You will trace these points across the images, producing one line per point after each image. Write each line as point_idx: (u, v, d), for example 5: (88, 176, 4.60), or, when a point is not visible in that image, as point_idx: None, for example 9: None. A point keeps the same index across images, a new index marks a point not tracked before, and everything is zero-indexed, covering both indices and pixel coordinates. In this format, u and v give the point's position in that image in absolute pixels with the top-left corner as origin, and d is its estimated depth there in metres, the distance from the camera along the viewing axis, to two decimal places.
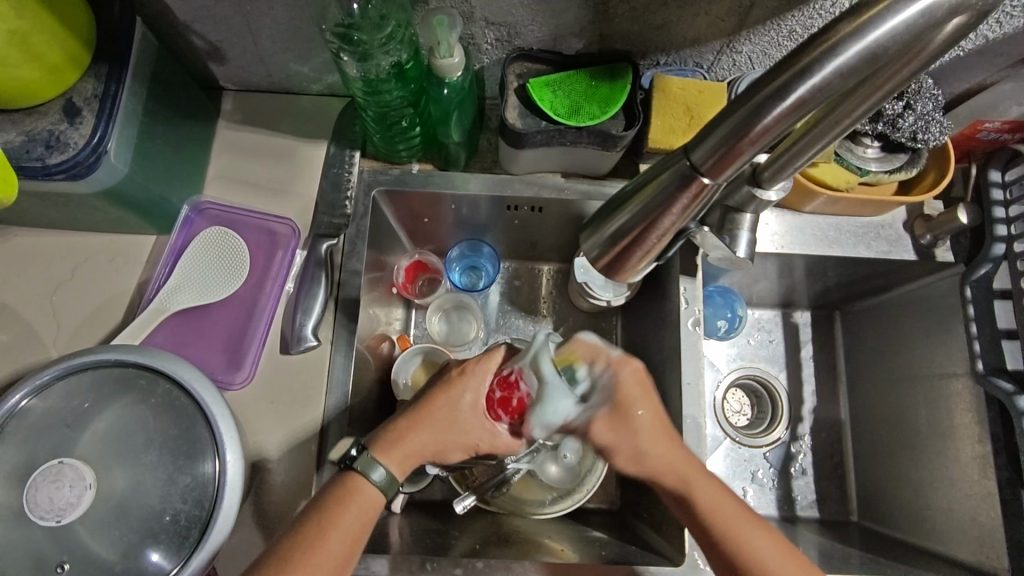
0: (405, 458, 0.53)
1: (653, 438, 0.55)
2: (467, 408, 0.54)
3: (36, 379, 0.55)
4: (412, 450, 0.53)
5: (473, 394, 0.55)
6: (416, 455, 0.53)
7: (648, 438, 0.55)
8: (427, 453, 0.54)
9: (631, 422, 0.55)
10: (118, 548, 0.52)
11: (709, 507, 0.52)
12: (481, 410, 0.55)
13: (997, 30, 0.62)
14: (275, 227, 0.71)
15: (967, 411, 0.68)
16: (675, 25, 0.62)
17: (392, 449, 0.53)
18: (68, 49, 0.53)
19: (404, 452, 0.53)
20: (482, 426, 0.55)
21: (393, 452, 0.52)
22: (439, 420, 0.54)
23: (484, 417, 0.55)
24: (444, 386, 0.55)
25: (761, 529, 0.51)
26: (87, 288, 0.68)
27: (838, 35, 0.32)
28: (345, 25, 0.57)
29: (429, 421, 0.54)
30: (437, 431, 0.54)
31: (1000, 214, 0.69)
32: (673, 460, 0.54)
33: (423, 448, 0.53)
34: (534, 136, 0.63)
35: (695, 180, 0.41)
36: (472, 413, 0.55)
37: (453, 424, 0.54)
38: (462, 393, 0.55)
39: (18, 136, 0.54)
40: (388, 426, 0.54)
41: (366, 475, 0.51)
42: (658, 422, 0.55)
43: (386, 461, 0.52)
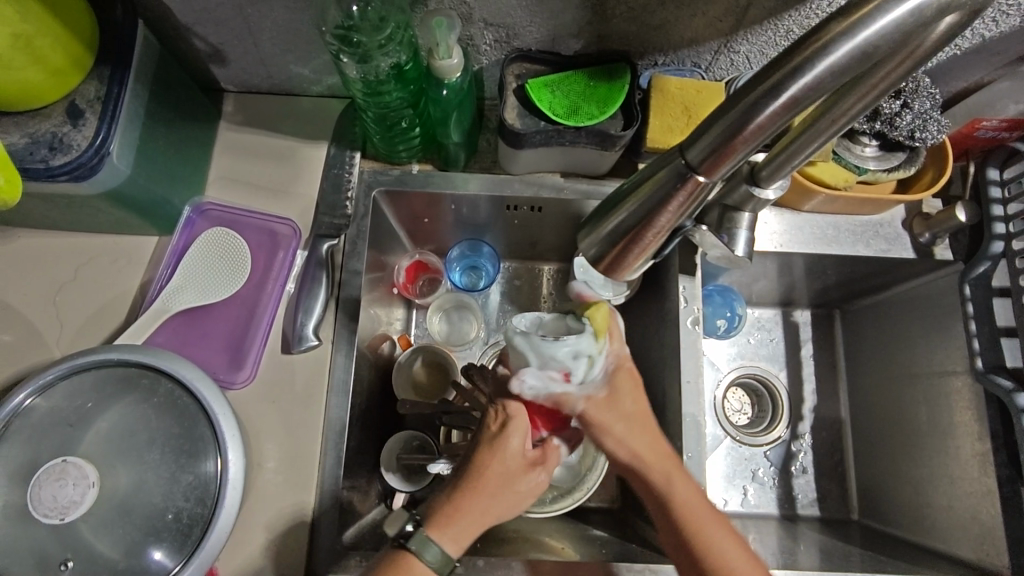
0: (469, 532, 0.48)
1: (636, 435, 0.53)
2: (516, 461, 0.51)
3: (40, 378, 0.56)
4: (472, 526, 0.49)
5: (517, 439, 0.51)
6: (477, 525, 0.49)
7: (633, 432, 0.53)
8: (490, 522, 0.49)
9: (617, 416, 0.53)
10: (121, 546, 0.53)
11: (693, 520, 0.50)
12: (530, 462, 0.51)
13: (993, 29, 0.62)
14: (276, 227, 0.71)
15: (966, 409, 0.68)
16: (672, 25, 0.62)
17: (454, 527, 0.48)
18: (71, 52, 0.53)
19: (467, 529, 0.48)
20: (534, 476, 0.51)
21: (455, 530, 0.48)
22: (494, 484, 0.49)
23: (534, 468, 0.51)
24: (490, 445, 0.51)
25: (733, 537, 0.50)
26: (90, 289, 0.69)
27: (830, 34, 0.32)
28: (345, 27, 0.57)
29: (486, 489, 0.49)
30: (496, 496, 0.49)
31: (999, 212, 0.69)
32: (665, 462, 0.52)
33: (487, 519, 0.49)
34: (533, 136, 0.63)
35: (691, 178, 0.41)
36: (523, 464, 0.51)
37: (510, 483, 0.50)
38: (509, 444, 0.51)
39: (23, 139, 0.55)
40: (441, 498, 0.50)
41: (429, 558, 0.47)
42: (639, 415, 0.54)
43: (444, 538, 0.48)
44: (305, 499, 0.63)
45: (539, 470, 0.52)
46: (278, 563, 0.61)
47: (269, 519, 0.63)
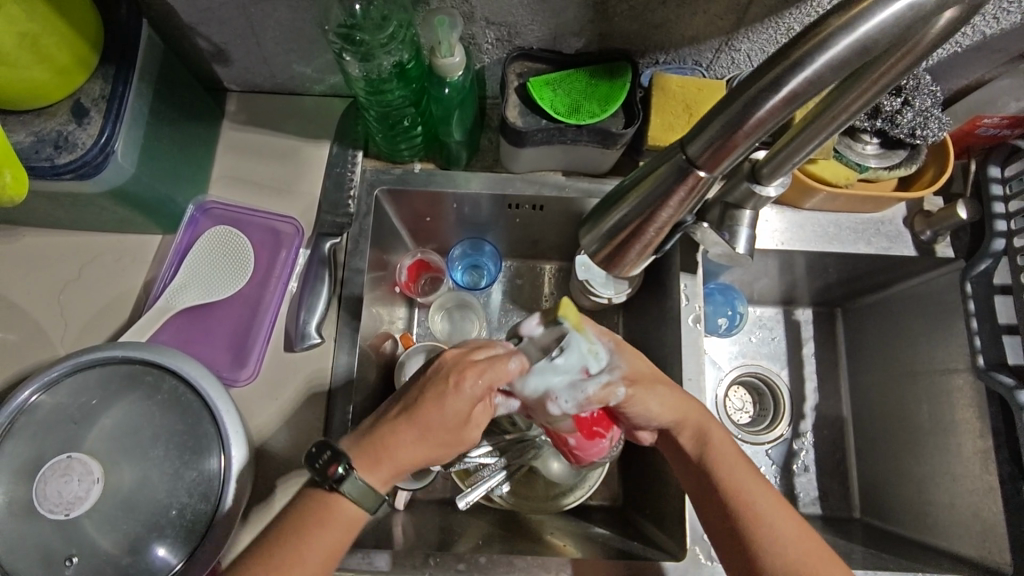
0: (393, 475, 0.49)
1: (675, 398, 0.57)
2: (457, 419, 0.49)
3: (46, 375, 0.56)
4: (402, 467, 0.49)
5: (464, 400, 0.49)
6: (405, 468, 0.49)
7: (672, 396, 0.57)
8: (412, 466, 0.49)
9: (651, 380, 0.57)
10: (124, 543, 0.53)
11: (723, 466, 0.53)
12: (471, 420, 0.50)
13: (994, 26, 0.62)
14: (279, 226, 0.72)
15: (968, 407, 0.68)
16: (673, 24, 0.63)
17: (380, 468, 0.48)
18: (76, 51, 0.53)
19: (391, 471, 0.49)
20: (469, 433, 0.50)
21: (381, 472, 0.48)
22: (431, 435, 0.49)
23: (472, 426, 0.50)
24: (438, 394, 0.49)
25: (762, 483, 0.52)
26: (94, 287, 0.69)
27: (829, 29, 0.33)
28: (348, 26, 0.58)
29: (419, 439, 0.49)
30: (429, 446, 0.49)
31: (1000, 209, 0.70)
32: (698, 417, 0.56)
33: (413, 464, 0.49)
34: (534, 135, 0.64)
35: (692, 173, 0.41)
36: (464, 425, 0.50)
37: (445, 443, 0.49)
38: (456, 401, 0.49)
39: (28, 137, 0.55)
40: (376, 434, 0.49)
41: (354, 497, 0.47)
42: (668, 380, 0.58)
43: (372, 476, 0.48)
44: None
45: (475, 430, 0.51)
46: None
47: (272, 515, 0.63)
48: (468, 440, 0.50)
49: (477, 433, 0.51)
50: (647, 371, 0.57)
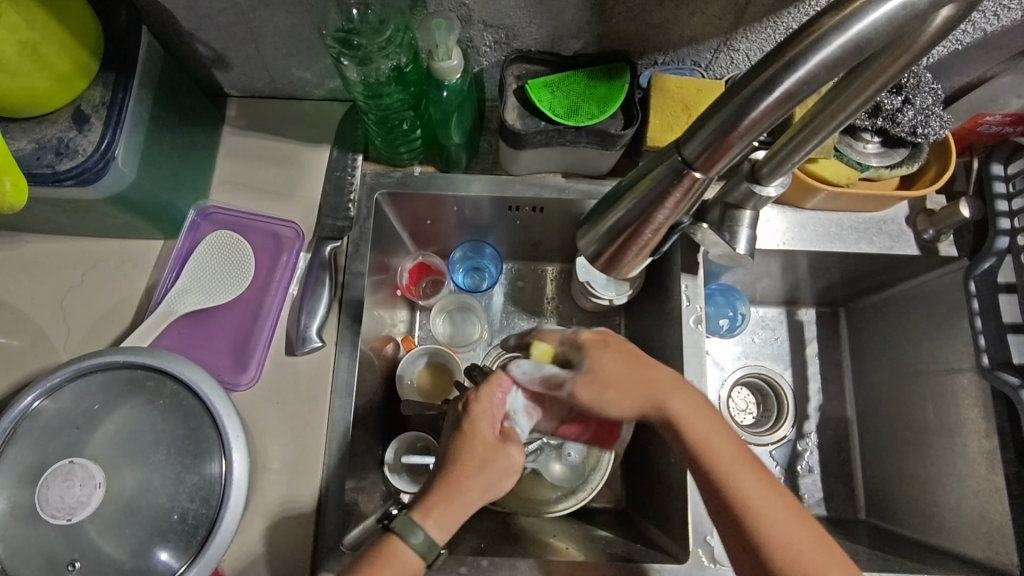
0: (455, 518, 0.49)
1: (645, 386, 0.56)
2: (489, 445, 0.51)
3: (48, 381, 0.56)
4: (455, 505, 0.49)
5: (479, 424, 0.52)
6: (459, 504, 0.49)
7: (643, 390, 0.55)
8: (466, 500, 0.49)
9: (611, 368, 0.56)
10: (127, 547, 0.53)
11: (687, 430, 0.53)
12: (503, 443, 0.52)
13: (994, 23, 0.62)
14: (280, 230, 0.72)
15: (973, 407, 0.68)
16: (671, 25, 0.62)
17: (440, 515, 0.48)
18: (76, 59, 0.54)
19: (450, 514, 0.49)
20: (506, 456, 0.51)
21: (439, 516, 0.48)
22: (469, 464, 0.50)
23: (505, 447, 0.52)
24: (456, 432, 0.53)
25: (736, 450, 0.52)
26: (97, 293, 0.69)
27: (823, 29, 0.32)
28: (345, 30, 0.58)
29: (463, 470, 0.50)
30: (475, 473, 0.50)
31: (1004, 207, 0.69)
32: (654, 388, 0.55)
33: (472, 504, 0.49)
34: (533, 137, 0.63)
35: (688, 174, 0.41)
36: (500, 445, 0.52)
37: (491, 464, 0.50)
38: (478, 431, 0.52)
39: (29, 144, 0.56)
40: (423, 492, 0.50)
41: (415, 543, 0.47)
42: (640, 365, 0.56)
43: (428, 519, 0.48)
44: (309, 501, 0.64)
45: (514, 450, 0.52)
46: (283, 561, 0.62)
47: (272, 518, 0.63)
48: (511, 461, 0.51)
49: (517, 454, 0.52)
50: (614, 346, 0.58)
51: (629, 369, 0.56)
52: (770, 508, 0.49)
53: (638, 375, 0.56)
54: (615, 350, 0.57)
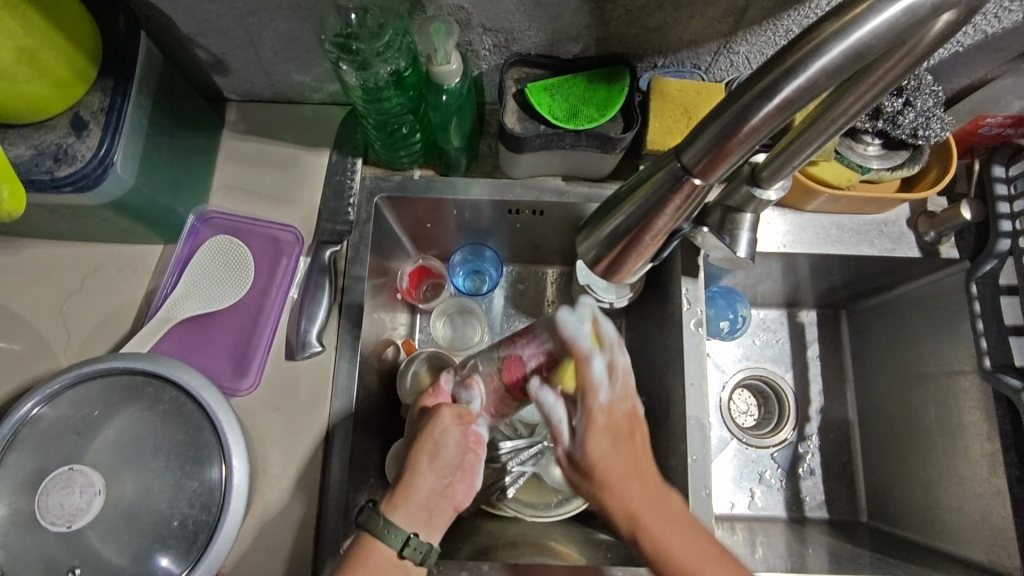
0: (410, 496, 0.51)
1: (630, 500, 0.50)
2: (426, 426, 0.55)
3: (47, 387, 0.56)
4: (407, 492, 0.51)
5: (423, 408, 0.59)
6: (410, 487, 0.52)
7: (632, 507, 0.50)
8: (414, 477, 0.52)
9: (603, 472, 0.51)
10: (127, 553, 0.53)
11: (666, 554, 0.48)
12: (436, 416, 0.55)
13: (995, 25, 0.61)
14: (280, 234, 0.72)
15: (975, 409, 0.68)
16: (671, 28, 0.62)
17: (394, 502, 0.51)
18: (75, 65, 0.54)
19: (402, 494, 0.51)
20: (438, 423, 0.54)
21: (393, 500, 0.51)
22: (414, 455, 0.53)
23: (438, 418, 0.54)
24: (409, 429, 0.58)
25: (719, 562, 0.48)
26: (96, 298, 0.69)
27: (823, 35, 0.32)
28: (344, 35, 0.58)
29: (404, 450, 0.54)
30: (420, 457, 0.53)
31: (1005, 209, 0.69)
32: (638, 505, 0.50)
33: (416, 477, 0.52)
34: (533, 140, 0.63)
35: (688, 181, 0.41)
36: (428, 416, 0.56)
37: (422, 436, 0.54)
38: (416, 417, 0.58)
39: (28, 150, 0.55)
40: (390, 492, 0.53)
41: (381, 535, 0.49)
42: (636, 474, 0.51)
43: (387, 510, 0.51)
44: (309, 505, 0.64)
45: (446, 412, 0.55)
46: (283, 566, 0.62)
47: (273, 523, 0.63)
48: (440, 421, 0.54)
49: (449, 411, 0.55)
50: (612, 446, 0.52)
51: (624, 478, 0.51)
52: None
53: (627, 491, 0.50)
54: (607, 436, 0.52)
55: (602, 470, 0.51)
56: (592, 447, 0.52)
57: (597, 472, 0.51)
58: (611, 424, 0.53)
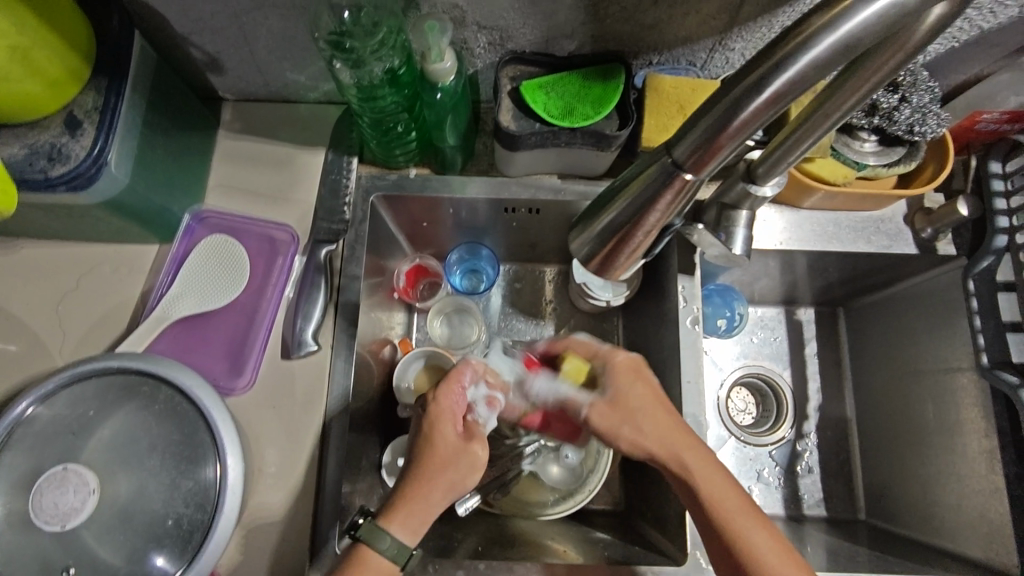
0: (422, 520, 0.51)
1: (669, 434, 0.55)
2: (457, 446, 0.53)
3: (42, 387, 0.56)
4: (422, 508, 0.51)
5: (448, 425, 0.54)
6: (428, 510, 0.51)
7: (664, 437, 0.55)
8: (436, 504, 0.51)
9: (640, 414, 0.57)
10: (123, 553, 0.53)
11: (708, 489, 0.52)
12: (467, 446, 0.53)
13: (990, 20, 0.61)
14: (275, 233, 0.72)
15: (973, 406, 0.67)
16: (666, 24, 0.62)
17: (405, 519, 0.50)
18: (68, 64, 0.54)
19: (417, 515, 0.50)
20: (472, 457, 0.53)
21: (403, 518, 0.50)
22: (440, 477, 0.52)
23: (471, 450, 0.53)
24: (423, 437, 0.54)
25: (750, 510, 0.52)
26: (91, 298, 0.69)
27: (812, 28, 0.32)
28: (338, 33, 0.58)
29: (429, 469, 0.52)
30: (445, 485, 0.52)
31: (1002, 205, 0.69)
32: (678, 441, 0.55)
33: (432, 506, 0.51)
34: (528, 138, 0.63)
35: (679, 176, 0.41)
36: (461, 444, 0.53)
37: (453, 465, 0.52)
38: (444, 432, 0.54)
39: (22, 149, 0.55)
40: (393, 495, 0.52)
41: (383, 549, 0.49)
42: (665, 411, 0.57)
43: (397, 527, 0.50)
44: (305, 504, 0.64)
45: (479, 445, 0.54)
46: (279, 565, 0.62)
47: (269, 523, 0.63)
48: (475, 459, 0.53)
49: (482, 449, 0.54)
50: (636, 380, 0.59)
51: (663, 415, 0.57)
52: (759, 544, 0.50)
53: (661, 424, 0.56)
54: (643, 381, 0.59)
55: (634, 405, 0.58)
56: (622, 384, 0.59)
57: (631, 409, 0.58)
58: (618, 371, 0.60)
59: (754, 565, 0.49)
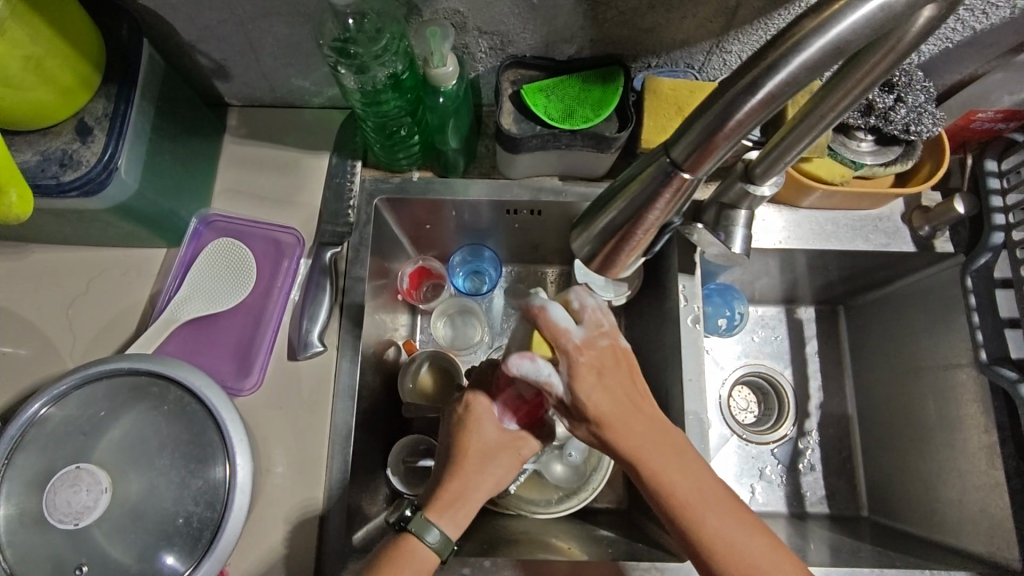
0: (467, 516, 0.52)
1: (622, 434, 0.49)
2: (499, 446, 0.55)
3: (55, 388, 0.57)
4: (466, 504, 0.52)
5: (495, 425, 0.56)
6: (472, 504, 0.52)
7: (624, 442, 0.49)
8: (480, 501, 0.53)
9: (597, 411, 0.50)
10: (134, 551, 0.54)
11: (670, 492, 0.47)
12: (514, 448, 0.55)
13: (983, 20, 0.62)
14: (281, 237, 0.73)
15: (972, 402, 0.68)
16: (663, 28, 0.63)
17: (451, 513, 0.51)
18: (79, 72, 0.55)
19: (461, 511, 0.51)
20: (518, 457, 0.55)
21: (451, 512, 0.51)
22: (489, 475, 0.53)
23: (519, 450, 0.55)
24: (467, 434, 0.55)
25: (719, 505, 0.47)
26: (101, 301, 0.70)
27: (802, 32, 0.33)
28: (343, 40, 0.59)
29: (479, 469, 0.53)
30: (491, 483, 0.53)
31: (998, 203, 0.70)
32: (637, 441, 0.49)
33: (475, 501, 0.52)
34: (528, 141, 0.64)
35: (677, 175, 0.42)
36: (508, 444, 0.55)
37: (501, 466, 0.54)
38: (485, 433, 0.55)
39: (34, 156, 0.57)
40: (437, 488, 0.52)
41: (432, 542, 0.50)
42: (626, 410, 0.50)
43: (443, 521, 0.50)
44: (311, 503, 0.64)
45: (526, 446, 0.56)
46: (287, 562, 0.63)
47: (276, 522, 0.64)
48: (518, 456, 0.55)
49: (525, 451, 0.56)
50: (601, 382, 0.51)
51: (618, 411, 0.50)
52: (750, 554, 0.46)
53: (622, 427, 0.49)
54: (598, 371, 0.51)
55: (600, 414, 0.50)
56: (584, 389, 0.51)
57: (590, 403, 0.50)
58: (587, 366, 0.52)
59: (727, 562, 0.46)
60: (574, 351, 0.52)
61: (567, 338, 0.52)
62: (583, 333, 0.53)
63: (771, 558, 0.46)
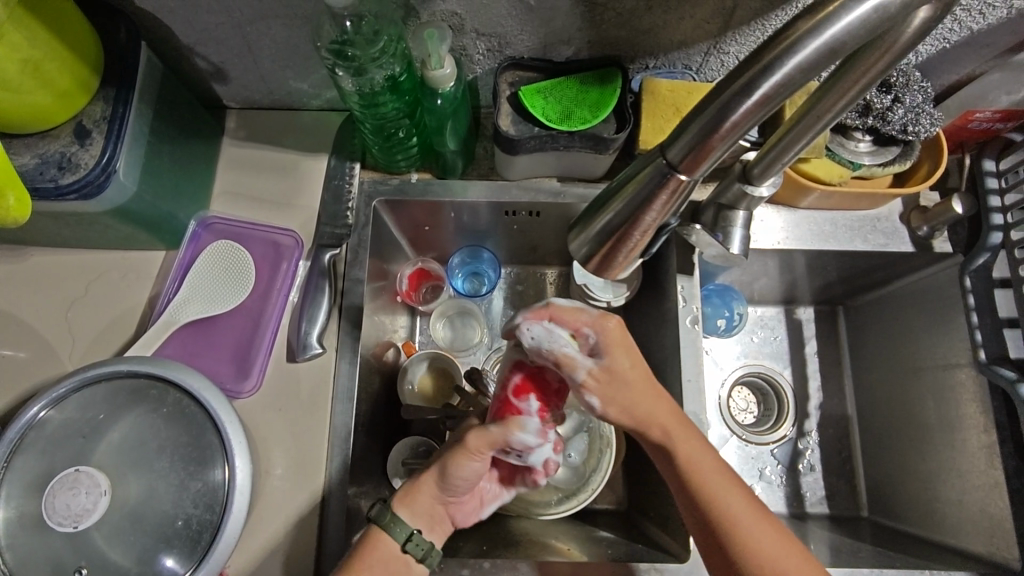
0: (426, 503, 0.53)
1: (653, 411, 0.52)
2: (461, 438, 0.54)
3: (54, 391, 0.57)
4: (423, 491, 0.53)
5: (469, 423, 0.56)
6: (428, 490, 0.53)
7: (650, 419, 0.52)
8: (441, 492, 0.53)
9: (630, 387, 0.52)
10: (133, 553, 0.54)
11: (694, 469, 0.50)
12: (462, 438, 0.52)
13: (980, 21, 0.62)
14: (279, 239, 0.73)
15: (972, 401, 0.68)
16: (661, 29, 0.63)
17: (409, 500, 0.53)
18: (77, 76, 0.55)
19: (418, 495, 0.53)
20: (466, 446, 0.52)
21: (415, 505, 0.53)
22: (438, 466, 0.53)
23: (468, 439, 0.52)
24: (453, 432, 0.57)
25: (737, 491, 0.50)
26: (100, 304, 0.71)
27: (797, 33, 0.33)
28: (340, 42, 0.59)
29: (434, 460, 0.54)
30: (441, 474, 0.53)
31: (996, 203, 0.70)
32: (666, 420, 0.52)
33: (428, 489, 0.53)
34: (526, 142, 0.64)
35: (673, 177, 0.42)
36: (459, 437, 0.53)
37: (447, 457, 0.52)
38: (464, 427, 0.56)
39: (32, 159, 0.57)
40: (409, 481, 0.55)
41: (394, 534, 0.51)
42: (654, 389, 0.53)
43: (401, 508, 0.52)
44: (310, 505, 0.64)
45: (473, 434, 0.52)
46: (286, 564, 0.63)
47: (275, 524, 0.64)
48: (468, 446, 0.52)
49: (474, 439, 0.52)
50: (632, 361, 0.53)
51: (650, 392, 0.53)
52: (763, 541, 0.48)
53: (652, 405, 0.52)
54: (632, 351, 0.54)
55: (631, 387, 0.52)
56: (617, 356, 0.53)
57: (625, 378, 0.53)
58: (611, 342, 0.54)
59: (741, 546, 0.48)
60: (598, 328, 0.54)
61: (582, 321, 0.55)
62: (593, 316, 0.55)
63: (783, 549, 0.48)
